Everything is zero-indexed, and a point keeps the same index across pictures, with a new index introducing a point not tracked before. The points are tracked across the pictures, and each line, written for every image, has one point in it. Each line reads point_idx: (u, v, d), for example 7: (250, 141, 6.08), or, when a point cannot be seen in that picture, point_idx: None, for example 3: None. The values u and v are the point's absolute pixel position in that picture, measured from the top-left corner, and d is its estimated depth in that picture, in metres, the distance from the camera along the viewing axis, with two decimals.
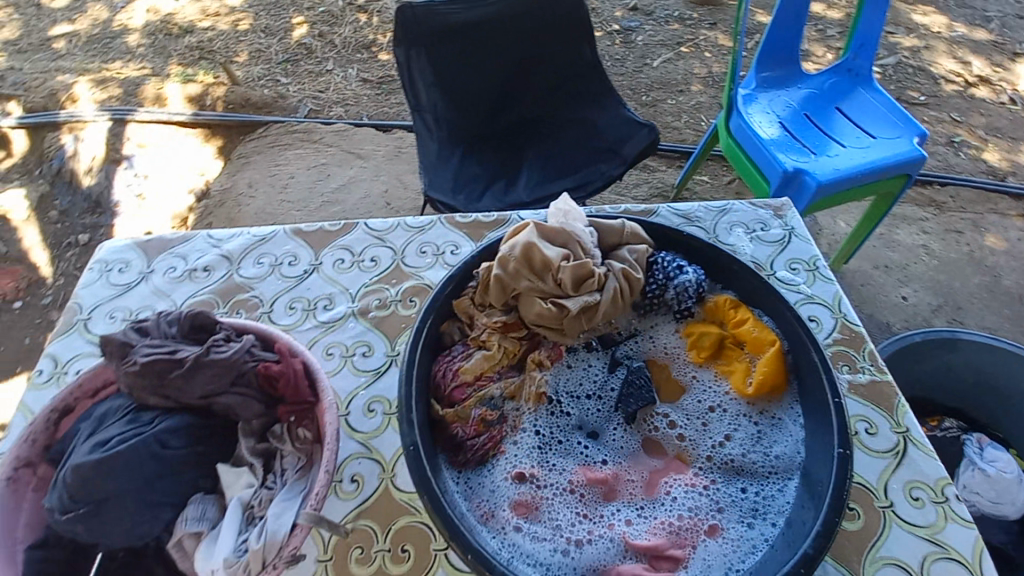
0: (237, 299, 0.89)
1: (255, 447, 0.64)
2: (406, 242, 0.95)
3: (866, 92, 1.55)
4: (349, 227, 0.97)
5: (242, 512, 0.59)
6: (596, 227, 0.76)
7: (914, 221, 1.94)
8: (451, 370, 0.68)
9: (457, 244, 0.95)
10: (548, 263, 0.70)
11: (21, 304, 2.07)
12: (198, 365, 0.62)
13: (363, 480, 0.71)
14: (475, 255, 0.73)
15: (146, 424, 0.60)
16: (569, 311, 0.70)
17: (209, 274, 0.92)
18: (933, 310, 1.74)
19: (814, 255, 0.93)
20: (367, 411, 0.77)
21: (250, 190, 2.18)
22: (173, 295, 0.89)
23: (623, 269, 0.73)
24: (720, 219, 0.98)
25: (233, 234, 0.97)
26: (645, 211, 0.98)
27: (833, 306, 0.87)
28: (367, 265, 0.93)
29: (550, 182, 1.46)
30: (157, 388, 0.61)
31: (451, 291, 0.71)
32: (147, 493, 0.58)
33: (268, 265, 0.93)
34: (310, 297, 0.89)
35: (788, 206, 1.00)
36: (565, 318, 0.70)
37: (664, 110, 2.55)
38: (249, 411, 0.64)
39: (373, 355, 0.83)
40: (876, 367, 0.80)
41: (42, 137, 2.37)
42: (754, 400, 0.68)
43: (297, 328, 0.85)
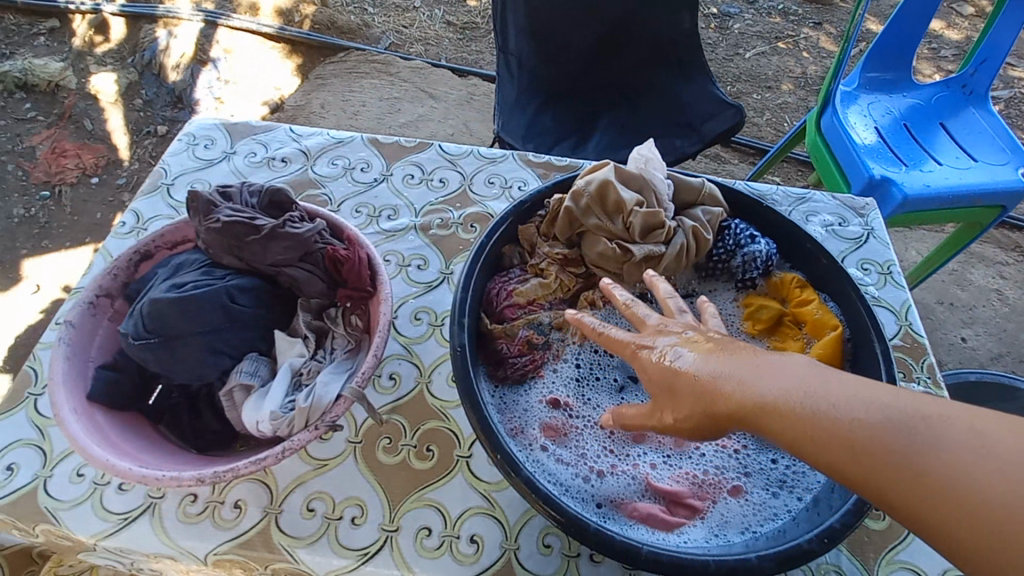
0: (308, 193, 0.92)
1: (311, 322, 0.67)
2: (476, 170, 0.96)
3: (977, 112, 1.44)
4: (423, 146, 0.98)
5: (292, 377, 0.63)
6: (674, 181, 0.75)
7: (992, 263, 1.83)
8: (505, 290, 0.69)
9: (526, 180, 0.95)
10: (622, 205, 0.70)
11: (98, 180, 2.19)
12: (274, 235, 0.65)
13: (400, 379, 0.74)
14: (548, 187, 0.74)
15: (219, 278, 0.64)
16: (633, 257, 0.70)
17: (286, 165, 0.95)
18: (992, 357, 1.65)
19: (889, 260, 0.89)
20: (414, 319, 0.79)
21: (322, 110, 2.20)
22: (250, 179, 0.93)
23: (694, 227, 0.72)
24: (798, 206, 0.95)
25: (313, 132, 1.00)
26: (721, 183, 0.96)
27: (899, 313, 0.83)
28: (435, 184, 0.94)
29: (622, 149, 1.44)
30: (233, 249, 0.65)
31: (521, 215, 0.72)
32: (211, 340, 0.61)
33: (342, 167, 0.96)
34: (376, 204, 0.91)
35: (871, 207, 0.96)
36: (626, 263, 0.71)
37: (747, 104, 2.45)
38: (312, 287, 0.67)
39: (427, 269, 0.84)
40: (933, 380, 0.77)
41: (139, 28, 2.47)
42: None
43: (360, 231, 0.88)
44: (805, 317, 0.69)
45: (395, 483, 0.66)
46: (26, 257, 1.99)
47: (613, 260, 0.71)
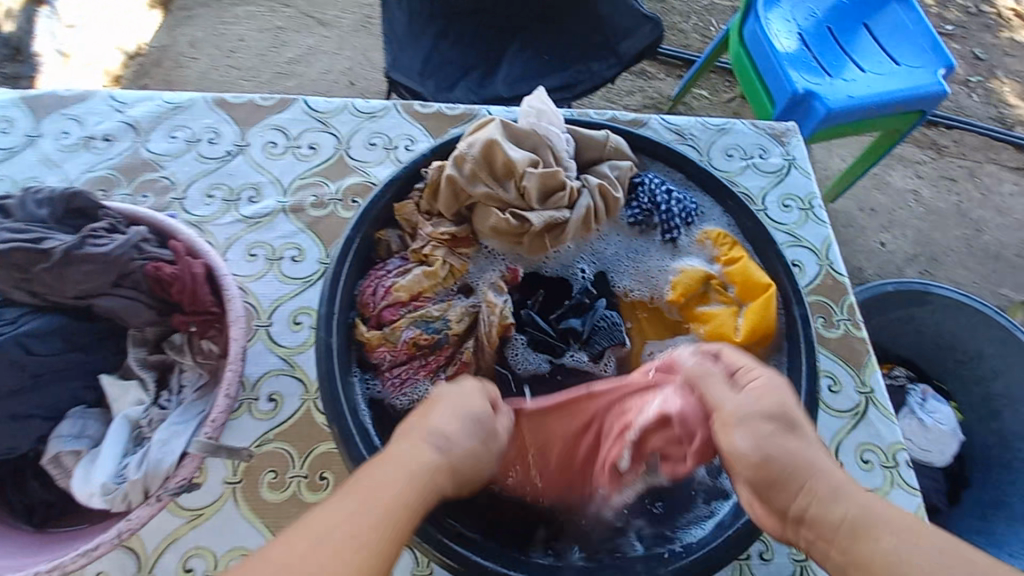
0: (143, 179, 0.75)
1: (147, 359, 0.55)
2: (353, 129, 0.81)
3: (899, 8, 1.36)
4: (285, 104, 0.81)
5: (128, 432, 0.52)
6: (575, 135, 0.64)
7: (910, 163, 1.85)
8: (383, 288, 0.56)
9: (413, 137, 0.80)
10: (511, 167, 0.57)
11: None
12: (69, 259, 0.51)
13: (282, 400, 0.64)
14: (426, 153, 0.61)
15: (6, 323, 0.50)
16: (532, 226, 0.58)
17: (111, 144, 0.77)
18: (908, 259, 1.70)
19: (811, 192, 0.83)
20: (293, 324, 0.68)
21: (193, 51, 1.86)
22: (66, 168, 0.75)
23: (600, 185, 0.61)
24: (717, 139, 0.86)
25: (141, 97, 0.80)
26: (634, 121, 0.85)
27: (820, 253, 0.79)
28: (304, 152, 0.78)
29: (534, 78, 1.27)
30: (20, 282, 0.51)
31: (395, 192, 0.60)
32: (10, 405, 0.49)
33: (183, 140, 0.78)
34: (232, 185, 0.75)
35: (793, 132, 0.88)
36: (526, 234, 0.59)
37: (673, 7, 2.26)
38: (138, 317, 0.54)
39: (304, 260, 0.71)
40: (852, 321, 0.74)
41: None
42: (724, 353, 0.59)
43: (215, 221, 0.73)
44: (732, 280, 0.60)
45: (286, 523, 0.58)
46: None
47: (509, 233, 0.59)
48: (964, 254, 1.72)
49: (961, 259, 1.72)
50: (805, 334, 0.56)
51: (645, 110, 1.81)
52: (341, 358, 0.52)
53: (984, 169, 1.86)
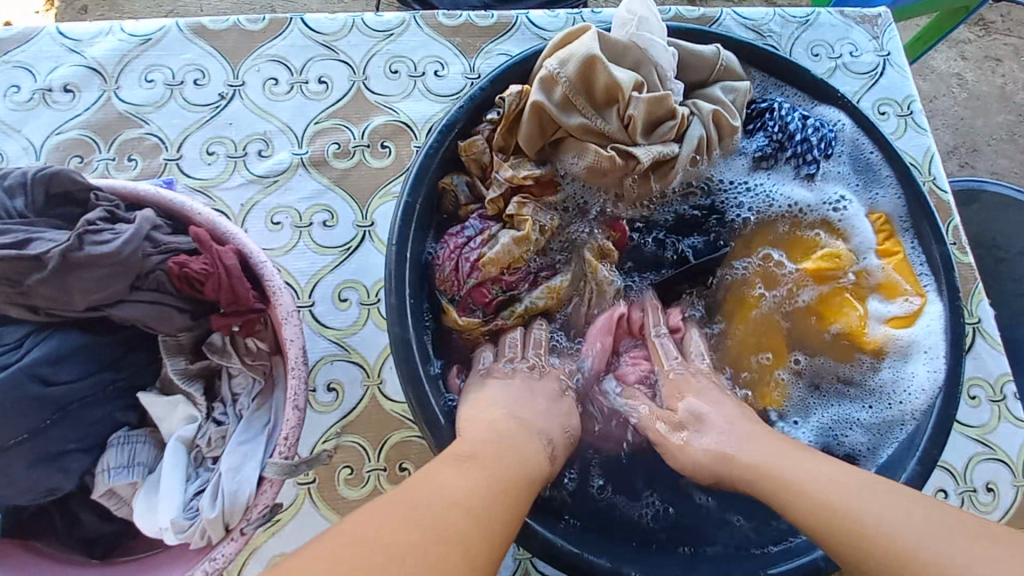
0: (125, 139, 0.61)
1: (187, 368, 0.46)
2: (369, 54, 0.66)
3: None
4: (279, 27, 0.66)
5: (186, 454, 0.45)
6: (678, 48, 0.54)
7: (954, 43, 1.68)
8: (466, 261, 0.49)
9: (442, 59, 0.66)
10: (616, 91, 0.49)
11: None
12: (70, 265, 0.40)
13: (343, 390, 0.57)
14: (500, 73, 0.50)
15: (13, 350, 0.41)
16: (640, 163, 0.50)
17: (75, 97, 0.62)
18: (947, 153, 1.60)
19: (909, 94, 0.72)
20: (338, 301, 0.59)
21: None
22: (27, 132, 0.61)
23: (714, 111, 0.52)
24: (800, 36, 0.72)
25: (97, 31, 0.64)
26: (702, 19, 0.71)
27: (921, 166, 0.69)
28: (313, 88, 0.64)
29: None
30: (15, 297, 0.41)
31: (462, 127, 0.49)
32: (42, 444, 0.41)
33: (162, 84, 0.63)
34: (236, 137, 0.62)
35: (886, 19, 0.74)
36: (632, 172, 0.51)
37: None
38: (169, 324, 0.44)
39: (337, 225, 0.61)
40: (958, 246, 0.66)
41: None
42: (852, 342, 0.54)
43: (223, 185, 0.61)
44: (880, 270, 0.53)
45: None
46: None
47: (609, 173, 0.51)
48: (1006, 141, 1.62)
49: (1002, 147, 1.61)
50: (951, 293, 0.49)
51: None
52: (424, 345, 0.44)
53: None
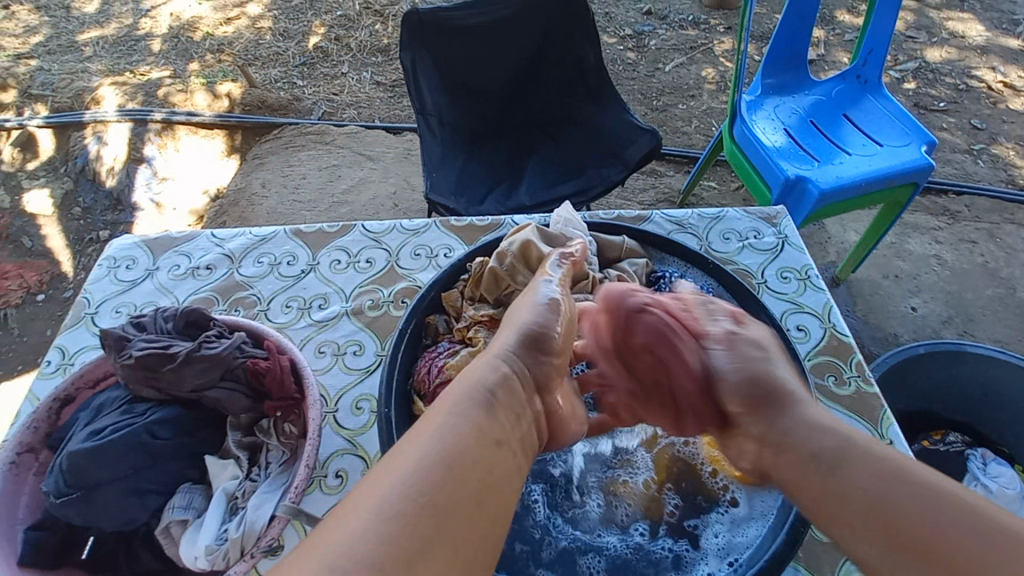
0: (236, 297, 0.92)
1: (241, 440, 0.67)
2: (401, 244, 0.97)
3: (874, 99, 1.54)
4: (347, 229, 1.00)
5: (226, 502, 0.62)
6: (597, 240, 0.81)
7: (926, 230, 1.91)
8: (435, 367, 0.68)
9: (450, 246, 0.96)
10: (544, 260, 0.73)
11: (44, 297, 2.06)
12: (190, 359, 0.64)
13: (347, 476, 0.73)
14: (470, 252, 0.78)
15: (138, 414, 0.63)
16: None
17: (211, 272, 0.95)
18: (943, 322, 1.70)
19: (806, 264, 0.92)
20: (355, 409, 0.79)
21: (264, 190, 2.15)
22: (176, 292, 0.93)
23: (618, 276, 0.76)
24: (713, 226, 0.98)
25: (235, 233, 1.01)
26: (637, 217, 0.99)
27: (822, 316, 0.86)
28: (362, 266, 0.95)
29: (553, 186, 1.46)
30: (149, 380, 0.64)
31: (444, 284, 0.75)
32: (136, 480, 0.60)
33: (267, 264, 0.96)
34: (306, 296, 0.91)
35: (782, 214, 1.00)
36: None
37: (675, 115, 2.39)
38: (237, 405, 0.66)
39: (363, 353, 0.85)
40: (862, 378, 0.79)
41: (67, 137, 2.30)
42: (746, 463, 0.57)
43: (292, 326, 0.88)
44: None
45: None
46: None
47: None
48: (1001, 311, 1.71)
49: (998, 317, 1.71)
50: None
51: (659, 205, 1.96)
52: (399, 426, 0.63)
53: (1004, 229, 1.90)
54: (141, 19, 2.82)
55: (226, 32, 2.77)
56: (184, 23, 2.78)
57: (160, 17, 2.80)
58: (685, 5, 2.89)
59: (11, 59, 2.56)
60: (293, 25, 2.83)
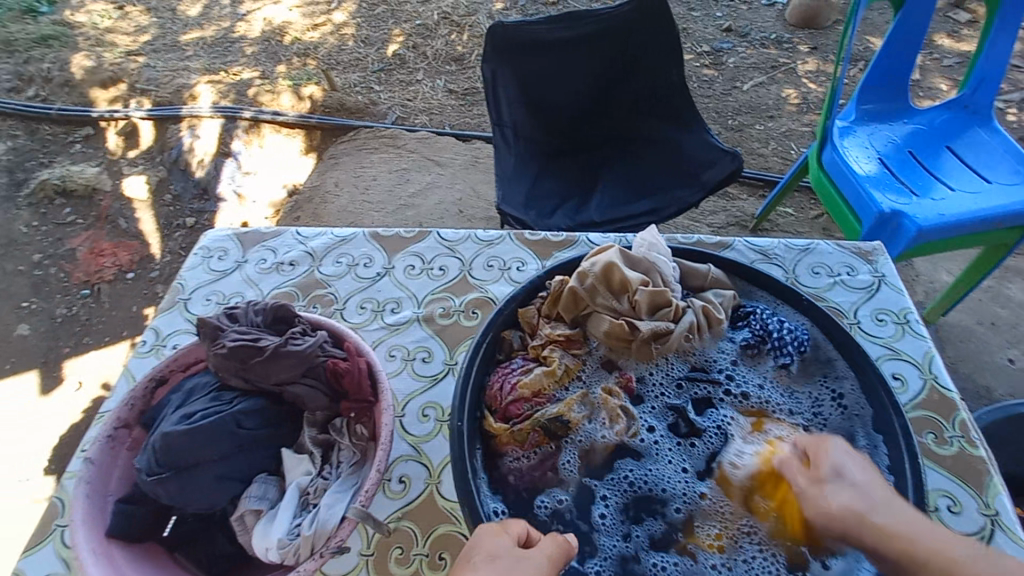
0: (314, 294, 0.95)
1: (316, 437, 0.69)
2: (475, 254, 0.98)
3: (984, 131, 1.42)
4: (422, 235, 1.02)
5: (298, 497, 0.64)
6: (682, 265, 0.78)
7: None
8: (508, 384, 0.68)
9: (523, 260, 0.96)
10: (627, 284, 0.72)
11: (133, 275, 2.22)
12: (277, 354, 0.67)
13: (410, 482, 0.74)
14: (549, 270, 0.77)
15: (226, 403, 0.66)
16: (640, 333, 0.71)
17: (294, 268, 0.99)
18: None
19: (906, 307, 0.86)
20: (421, 416, 0.80)
21: (336, 189, 2.23)
22: (260, 285, 0.97)
23: (703, 306, 0.73)
24: (802, 259, 0.93)
25: (317, 233, 1.05)
26: (718, 244, 0.95)
27: (923, 365, 0.79)
28: (435, 273, 0.96)
29: (623, 204, 1.43)
30: (239, 370, 0.67)
31: (521, 300, 0.75)
32: (219, 467, 0.63)
33: (346, 264, 0.99)
34: (380, 299, 0.94)
35: (880, 251, 0.93)
36: (634, 340, 0.71)
37: (750, 136, 2.30)
38: (315, 403, 0.68)
39: (432, 361, 0.86)
40: (966, 439, 0.72)
41: (166, 129, 2.49)
42: (797, 477, 0.54)
43: (365, 327, 0.90)
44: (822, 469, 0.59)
45: None
46: (69, 356, 2.02)
47: (620, 337, 0.71)
48: None
49: None
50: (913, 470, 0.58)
51: (730, 228, 1.89)
52: (468, 440, 0.63)
53: None
54: (238, 23, 3.02)
55: (313, 37, 2.92)
56: (276, 28, 2.96)
57: (255, 22, 2.99)
58: (768, 23, 2.78)
59: (125, 57, 2.80)
60: (375, 33, 2.94)
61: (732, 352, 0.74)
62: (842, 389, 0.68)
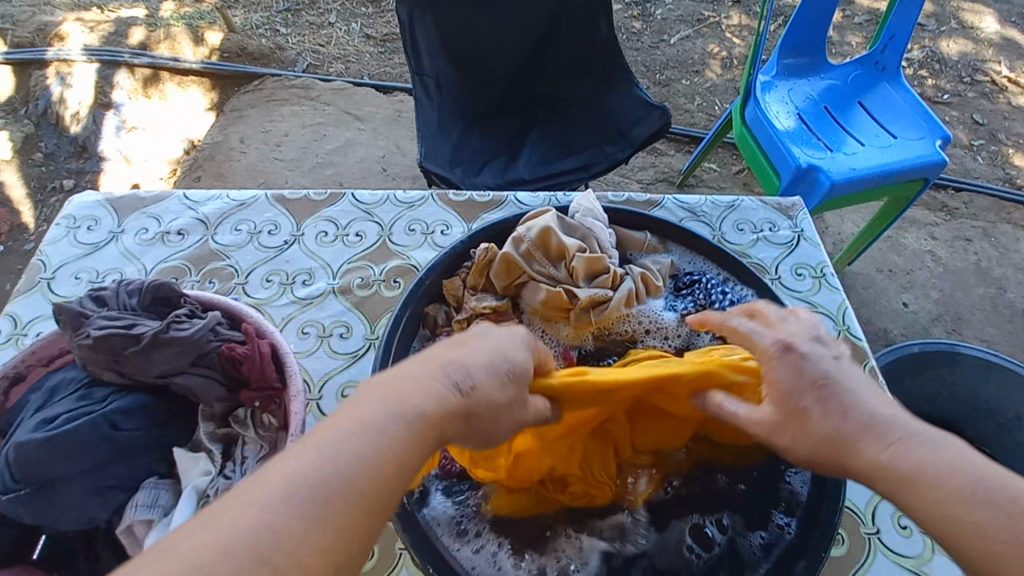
0: (210, 268, 0.84)
1: (215, 432, 0.61)
2: (395, 218, 0.90)
3: (891, 88, 1.48)
4: (335, 198, 0.92)
5: (197, 502, 0.56)
6: (619, 232, 0.76)
7: (923, 225, 1.89)
8: None
9: (448, 223, 0.89)
10: (564, 251, 0.70)
11: (2, 248, 1.92)
12: (156, 342, 0.58)
13: None
14: (476, 236, 0.73)
15: (98, 401, 0.56)
16: (579, 301, 0.68)
17: (183, 238, 0.87)
18: (932, 319, 1.70)
19: (822, 262, 0.88)
20: (340, 397, 0.73)
21: (242, 146, 2.01)
22: (143, 259, 0.84)
23: (641, 274, 0.70)
24: (727, 215, 0.93)
25: (210, 196, 0.92)
26: (649, 202, 0.93)
27: (837, 317, 0.82)
28: (351, 239, 0.87)
29: (552, 162, 1.39)
30: (111, 363, 0.57)
31: (443, 272, 0.71)
32: (94, 476, 0.54)
33: (246, 232, 0.88)
34: (288, 270, 0.84)
35: (799, 206, 0.95)
36: (573, 308, 0.68)
37: (678, 91, 2.30)
38: (211, 394, 0.60)
39: (351, 336, 0.78)
40: (875, 385, 0.76)
41: (28, 75, 2.11)
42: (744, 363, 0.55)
43: (272, 303, 0.81)
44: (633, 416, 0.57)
45: None
46: None
47: (558, 306, 0.69)
48: (990, 312, 1.72)
49: (986, 317, 1.71)
50: None
51: (658, 185, 1.90)
52: None
53: (998, 228, 1.89)
54: None
55: None
56: None
57: None
58: None
59: None
60: None
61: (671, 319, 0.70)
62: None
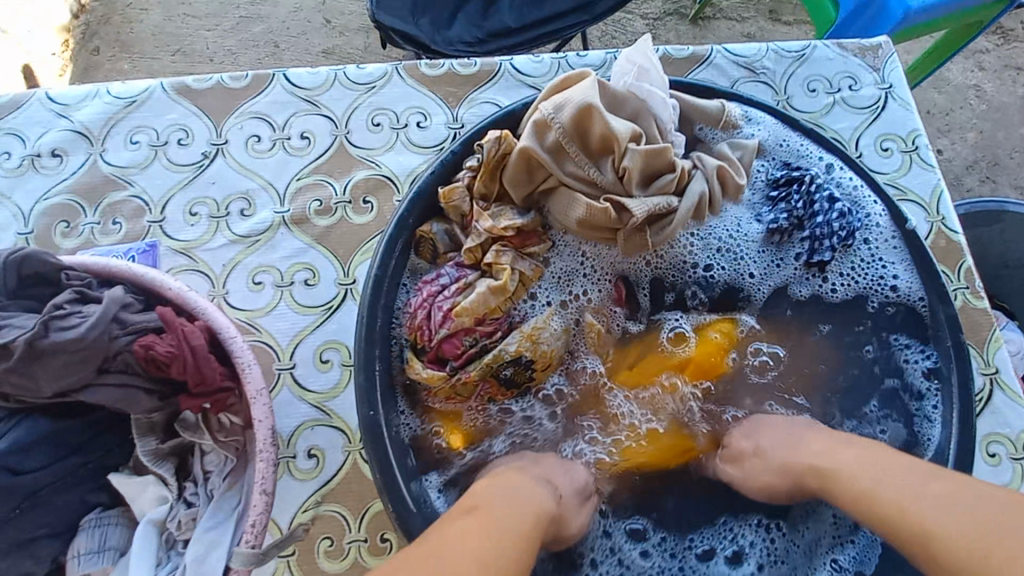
0: (110, 202, 0.62)
1: (159, 448, 0.46)
2: (351, 108, 0.65)
3: None
4: (261, 84, 0.66)
5: (157, 536, 0.44)
6: (681, 102, 0.54)
7: (972, 53, 1.62)
8: (438, 311, 0.48)
9: (425, 110, 0.66)
10: (612, 139, 0.47)
11: None
12: (35, 354, 0.41)
13: (323, 456, 0.55)
14: (495, 121, 0.51)
15: None
16: (633, 217, 0.50)
17: (62, 161, 0.63)
18: (967, 167, 1.54)
19: (914, 129, 0.68)
20: (320, 363, 0.58)
21: (140, 0, 1.56)
22: (15, 197, 0.62)
23: (719, 167, 0.52)
24: (795, 70, 0.70)
25: (85, 95, 0.65)
26: (691, 58, 0.69)
27: (929, 205, 0.65)
28: (295, 144, 0.64)
29: (545, 1, 1.06)
30: None
31: (445, 178, 0.50)
32: (7, 531, 0.41)
33: (147, 145, 0.64)
34: (218, 198, 0.62)
35: (887, 49, 0.71)
36: (623, 226, 0.51)
37: None
38: (137, 406, 0.44)
39: (319, 283, 0.60)
40: (972, 290, 0.63)
41: None
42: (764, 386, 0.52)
43: (205, 246, 0.61)
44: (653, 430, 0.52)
45: None
46: None
47: (604, 226, 0.51)
48: None
49: None
50: (954, 376, 0.48)
51: (667, 20, 1.56)
52: (384, 398, 0.45)
53: None
54: None
55: None
56: None
57: None
58: None
59: None
60: None
61: (755, 239, 0.56)
62: (895, 281, 0.53)
